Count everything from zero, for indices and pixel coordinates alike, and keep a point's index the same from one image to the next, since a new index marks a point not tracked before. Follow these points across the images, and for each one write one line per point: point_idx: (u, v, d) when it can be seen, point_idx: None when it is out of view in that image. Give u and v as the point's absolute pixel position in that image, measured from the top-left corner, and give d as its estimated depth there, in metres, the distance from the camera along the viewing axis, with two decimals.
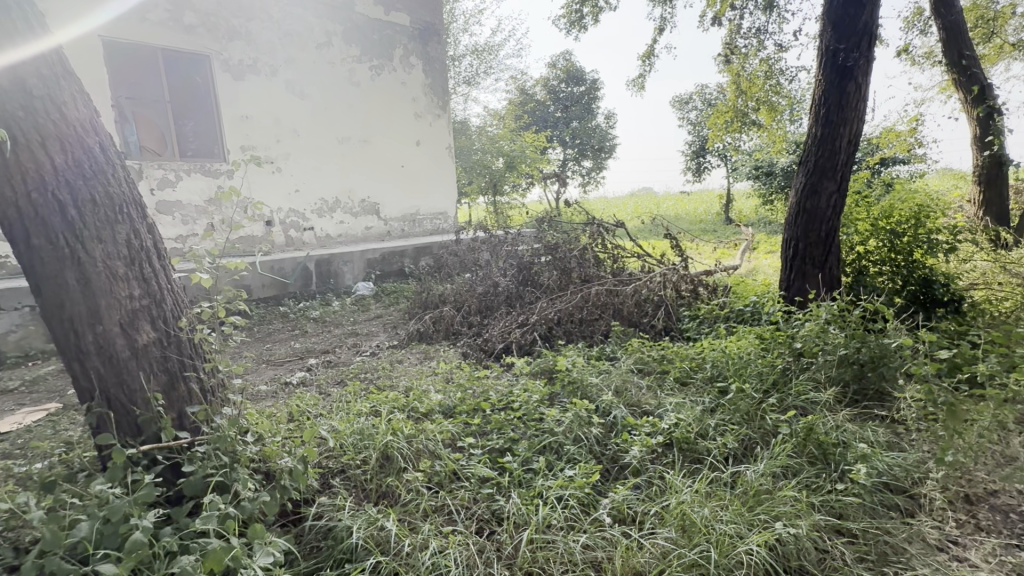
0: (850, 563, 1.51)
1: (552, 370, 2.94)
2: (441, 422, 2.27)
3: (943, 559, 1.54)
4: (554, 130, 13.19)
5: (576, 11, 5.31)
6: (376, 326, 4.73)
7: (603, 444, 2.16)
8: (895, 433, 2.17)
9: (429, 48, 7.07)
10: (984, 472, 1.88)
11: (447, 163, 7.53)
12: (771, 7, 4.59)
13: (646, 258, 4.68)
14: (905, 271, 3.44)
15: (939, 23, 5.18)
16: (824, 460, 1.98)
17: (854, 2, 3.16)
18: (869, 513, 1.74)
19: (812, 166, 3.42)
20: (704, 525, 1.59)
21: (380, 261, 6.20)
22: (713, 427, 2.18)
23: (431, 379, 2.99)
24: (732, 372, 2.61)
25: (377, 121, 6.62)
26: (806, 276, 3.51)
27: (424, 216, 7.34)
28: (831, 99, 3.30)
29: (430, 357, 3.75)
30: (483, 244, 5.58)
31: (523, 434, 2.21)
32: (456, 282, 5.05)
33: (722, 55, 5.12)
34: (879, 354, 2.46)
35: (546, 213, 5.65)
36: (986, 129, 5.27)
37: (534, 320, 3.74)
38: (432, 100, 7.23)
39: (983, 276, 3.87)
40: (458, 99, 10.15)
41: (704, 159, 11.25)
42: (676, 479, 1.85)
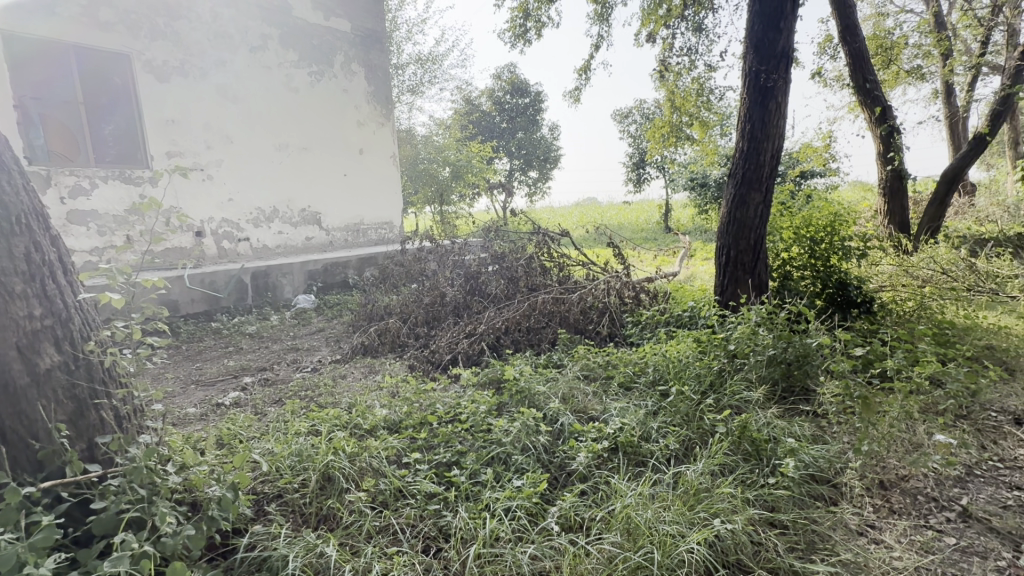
0: (782, 554, 1.59)
1: (500, 380, 2.92)
2: (385, 438, 2.19)
3: (863, 543, 1.66)
4: (500, 140, 13.31)
5: (519, 25, 5.41)
6: (318, 340, 4.54)
7: (551, 452, 2.17)
8: (819, 427, 2.33)
9: (372, 55, 6.94)
10: (896, 459, 2.06)
11: (392, 172, 7.39)
12: (700, 29, 4.87)
13: (591, 266, 4.79)
14: (824, 275, 3.71)
15: (846, 50, 5.69)
16: (757, 455, 2.08)
17: (772, 27, 3.41)
18: (798, 504, 1.84)
19: (740, 178, 3.64)
20: (648, 527, 1.62)
21: (322, 273, 5.97)
22: (655, 430, 2.24)
23: (376, 394, 2.90)
24: (673, 375, 2.70)
25: (317, 128, 6.40)
26: (738, 281, 3.71)
27: (368, 226, 7.16)
28: (755, 116, 3.53)
29: (375, 371, 3.64)
30: (429, 254, 5.51)
31: (471, 446, 2.18)
32: (402, 294, 4.95)
33: (657, 72, 5.36)
34: (803, 353, 2.64)
35: (493, 223, 5.67)
36: (888, 146, 5.82)
37: (482, 330, 3.72)
38: (375, 108, 7.09)
39: (890, 278, 4.26)
40: (403, 108, 10.03)
41: (643, 171, 11.72)
42: (620, 483, 1.88)
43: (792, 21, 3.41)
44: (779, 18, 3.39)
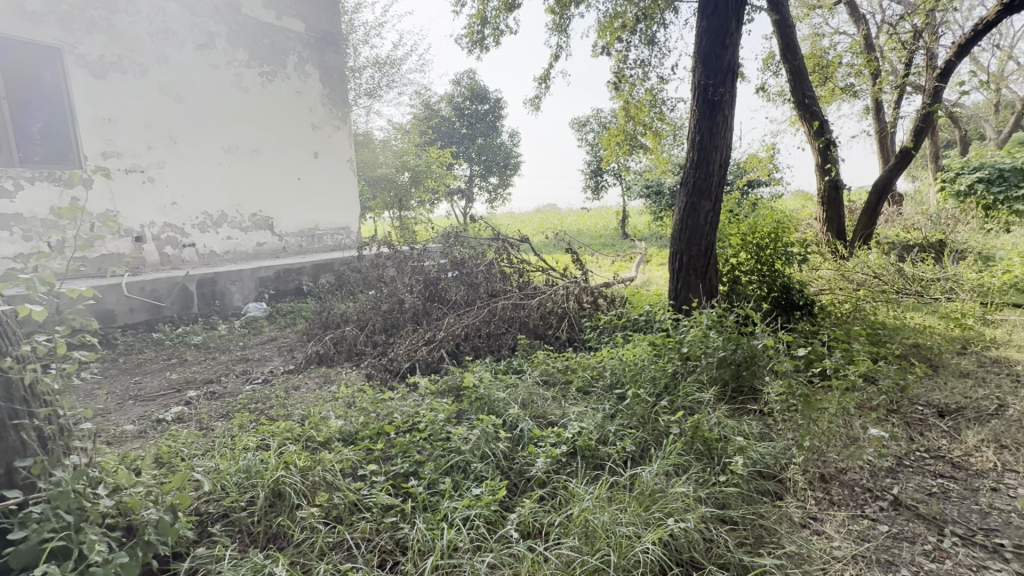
0: (731, 549, 1.65)
1: (459, 387, 2.89)
2: (340, 450, 2.12)
3: (806, 535, 1.74)
4: (459, 146, 13.30)
5: (477, 31, 5.43)
6: (270, 350, 4.36)
7: (510, 458, 2.17)
8: (766, 425, 2.43)
9: (327, 56, 6.78)
10: (836, 453, 2.19)
11: (348, 176, 7.23)
12: (653, 43, 5.04)
13: (550, 272, 4.83)
14: (770, 279, 3.90)
15: (786, 66, 6.04)
16: (709, 454, 2.15)
17: (719, 43, 3.57)
18: (747, 500, 1.91)
19: (691, 186, 3.78)
20: (604, 530, 1.64)
21: (275, 280, 5.75)
22: (612, 433, 2.28)
23: (332, 404, 2.81)
24: (629, 378, 2.76)
25: (268, 130, 6.18)
26: (691, 286, 3.85)
27: (324, 231, 6.96)
28: (704, 128, 3.68)
29: (330, 381, 3.53)
30: (387, 260, 5.42)
31: (429, 455, 2.15)
32: (359, 301, 4.83)
33: (613, 82, 5.51)
34: (751, 354, 2.76)
35: (453, 229, 5.66)
36: (825, 158, 6.20)
37: (442, 337, 3.68)
38: (331, 111, 6.92)
39: (829, 282, 4.52)
40: (360, 112, 9.84)
41: (601, 178, 11.97)
42: (578, 487, 1.90)
43: (737, 38, 3.58)
44: (725, 35, 3.55)
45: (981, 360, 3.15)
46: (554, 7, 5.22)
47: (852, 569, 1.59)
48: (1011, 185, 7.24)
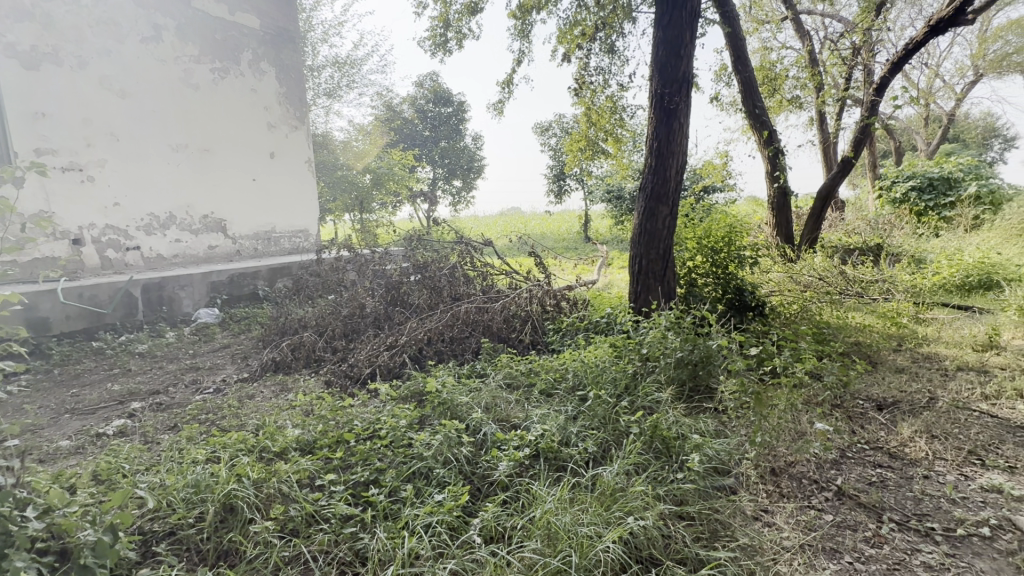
0: (689, 544, 1.70)
1: (422, 393, 2.86)
2: (296, 460, 2.05)
3: (757, 527, 1.82)
4: (422, 149, 13.19)
5: (439, 34, 5.40)
6: (222, 357, 4.17)
7: (473, 463, 2.16)
8: (721, 422, 2.52)
9: (283, 54, 6.58)
10: (785, 447, 2.29)
11: (307, 178, 7.04)
12: (613, 51, 5.15)
13: (513, 275, 4.85)
14: (724, 282, 4.05)
15: (738, 78, 6.32)
16: (667, 453, 2.21)
17: (674, 53, 3.69)
18: (703, 496, 1.97)
19: (649, 192, 3.88)
20: (566, 531, 1.65)
21: (228, 284, 5.51)
22: (574, 434, 2.30)
23: (288, 413, 2.71)
24: (591, 380, 2.80)
25: (220, 128, 5.94)
26: (650, 289, 3.95)
27: (280, 234, 6.74)
28: (661, 135, 3.79)
29: (287, 389, 3.41)
30: (348, 263, 5.30)
31: (390, 462, 2.11)
32: (318, 305, 4.70)
33: (574, 88, 5.60)
34: (707, 354, 2.86)
35: (415, 232, 5.61)
36: (774, 166, 6.50)
37: (404, 342, 3.62)
38: (288, 110, 6.72)
39: (779, 284, 4.74)
40: (319, 112, 9.60)
41: (564, 183, 12.13)
42: (540, 489, 1.91)
43: (691, 49, 3.70)
44: (679, 45, 3.67)
45: (914, 356, 3.38)
46: (516, 13, 5.25)
47: (800, 559, 1.67)
48: (939, 193, 7.82)
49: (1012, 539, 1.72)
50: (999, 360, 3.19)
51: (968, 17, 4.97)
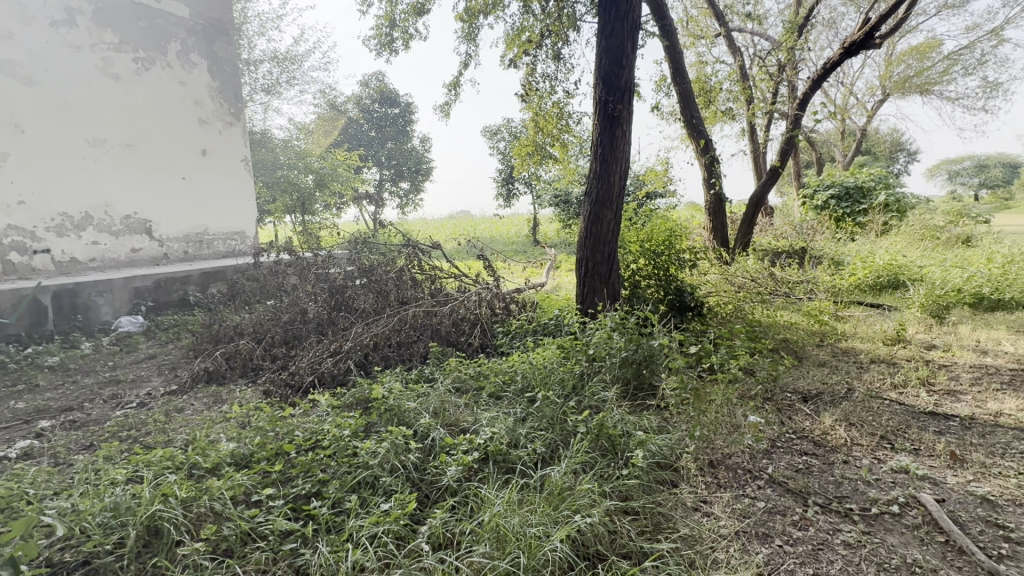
0: (634, 538, 1.75)
1: (368, 400, 2.77)
2: (230, 475, 1.93)
3: (697, 518, 1.90)
4: (368, 149, 12.89)
5: (385, 33, 5.29)
6: (148, 369, 3.86)
7: (421, 469, 2.12)
8: (663, 418, 2.62)
9: (215, 46, 6.23)
10: (722, 440, 2.42)
11: (243, 177, 6.69)
12: (559, 58, 5.25)
13: (462, 279, 4.84)
14: (665, 283, 4.22)
15: (677, 89, 6.62)
16: (613, 450, 2.26)
17: (617, 63, 3.80)
18: (647, 490, 2.04)
19: (595, 196, 3.98)
20: (515, 533, 1.65)
21: (154, 290, 5.13)
22: (523, 435, 2.32)
23: (222, 426, 2.55)
24: (539, 382, 2.84)
25: (145, 122, 5.52)
26: (596, 291, 4.04)
27: (214, 236, 6.36)
28: (605, 141, 3.90)
29: (222, 401, 3.21)
30: (288, 267, 5.08)
31: (334, 473, 2.03)
32: (256, 311, 4.47)
33: (522, 93, 5.66)
34: (650, 353, 2.97)
35: (361, 235, 5.46)
36: (710, 173, 6.85)
37: (349, 347, 3.51)
38: (221, 105, 6.36)
39: (716, 285, 5.01)
40: (256, 108, 9.14)
41: (512, 186, 12.23)
42: (488, 493, 1.90)
43: (632, 59, 3.84)
44: (621, 55, 3.80)
45: (834, 350, 3.66)
46: (463, 16, 5.25)
47: (735, 545, 1.76)
48: (854, 202, 8.55)
49: (917, 514, 1.89)
50: (905, 353, 3.53)
51: (876, 41, 5.46)
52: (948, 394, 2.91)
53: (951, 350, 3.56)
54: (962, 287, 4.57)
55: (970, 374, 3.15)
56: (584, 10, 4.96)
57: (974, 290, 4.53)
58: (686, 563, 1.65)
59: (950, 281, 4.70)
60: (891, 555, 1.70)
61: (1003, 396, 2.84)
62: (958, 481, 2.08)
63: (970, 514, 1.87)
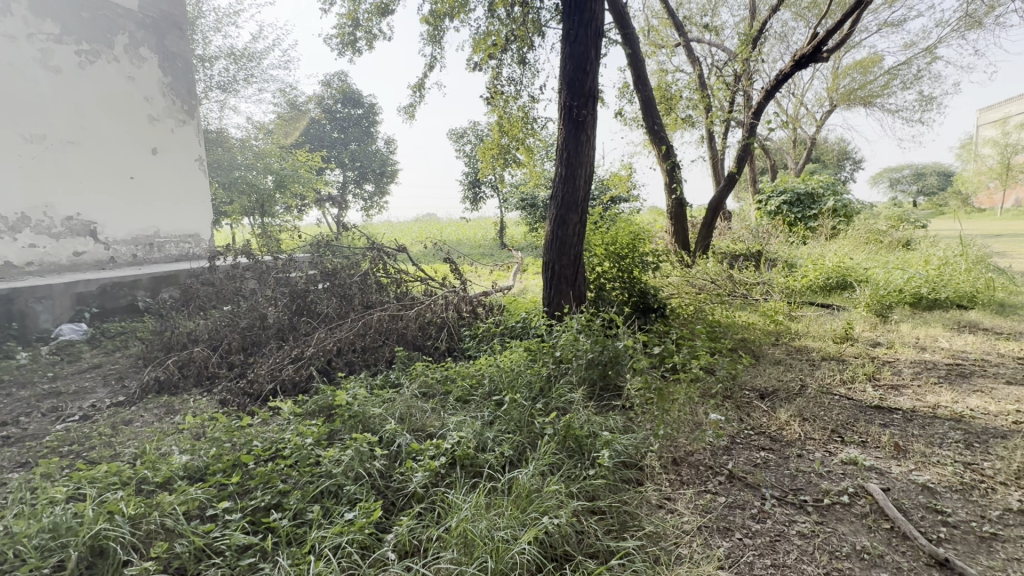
0: (600, 537, 1.77)
1: (331, 407, 2.70)
2: (183, 489, 1.84)
3: (661, 515, 1.94)
4: (331, 151, 12.61)
5: (348, 33, 5.20)
6: (92, 380, 3.63)
7: (387, 476, 2.08)
8: (629, 418, 2.67)
9: (166, 41, 5.96)
10: (685, 438, 2.48)
11: (197, 178, 6.42)
12: (525, 63, 5.29)
13: (429, 282, 4.80)
14: (629, 285, 4.32)
15: (639, 96, 6.78)
16: (580, 451, 2.29)
17: (581, 69, 3.86)
18: (613, 490, 2.07)
19: (560, 200, 4.03)
20: (482, 537, 1.64)
21: (99, 295, 4.84)
22: (491, 439, 2.31)
23: (174, 438, 2.42)
24: (506, 385, 2.84)
25: (89, 119, 5.22)
26: (562, 293, 4.09)
27: (166, 239, 6.06)
28: (570, 146, 3.96)
29: (174, 411, 3.06)
30: (247, 271, 4.91)
31: (295, 483, 1.97)
32: (212, 317, 4.28)
33: (488, 96, 5.68)
34: (615, 354, 3.04)
35: (323, 237, 5.35)
36: (672, 179, 6.99)
37: (311, 353, 3.40)
38: (173, 102, 6.09)
39: (678, 287, 5.16)
40: (212, 106, 8.79)
41: (479, 190, 12.23)
42: (455, 498, 1.89)
43: (595, 66, 3.90)
44: (586, 62, 3.85)
45: (788, 349, 3.83)
46: (429, 18, 5.23)
47: (697, 540, 1.80)
48: (805, 207, 8.98)
49: (865, 503, 1.99)
50: (853, 351, 3.72)
51: (824, 55, 5.76)
52: (892, 388, 3.09)
53: (894, 346, 3.78)
54: (903, 287, 4.88)
55: (911, 369, 3.36)
56: (549, 16, 5.03)
57: (913, 290, 4.84)
58: (651, 560, 1.68)
59: (892, 282, 5.00)
60: (843, 544, 1.78)
61: (940, 389, 3.04)
62: (902, 471, 2.21)
63: (912, 501, 1.99)
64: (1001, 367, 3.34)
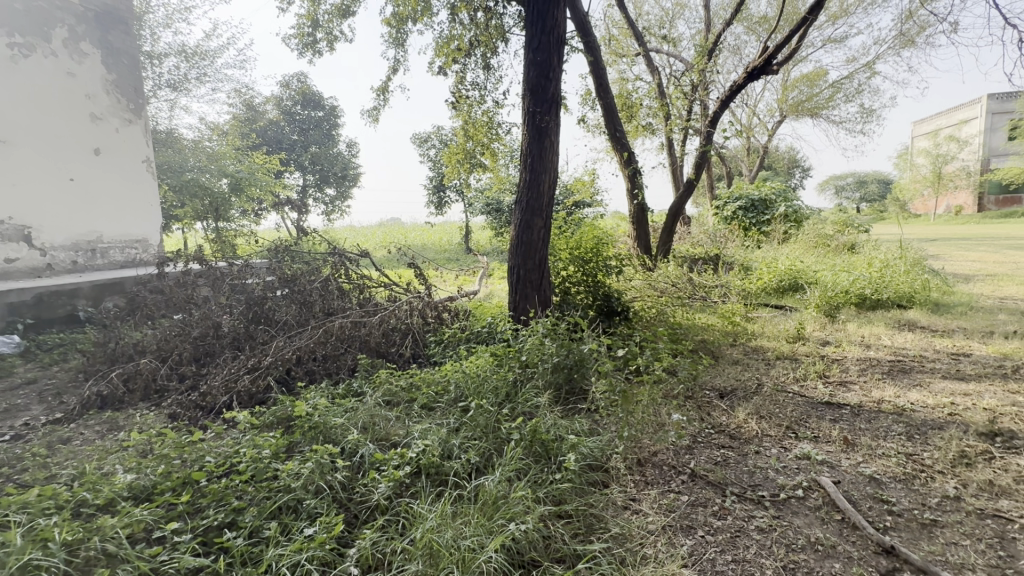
0: (567, 541, 1.77)
1: (290, 418, 2.60)
2: (127, 511, 1.72)
3: (627, 516, 1.96)
4: (290, 153, 12.25)
5: (308, 33, 5.08)
6: (26, 396, 3.37)
7: (349, 489, 2.02)
8: (594, 420, 2.70)
9: (109, 36, 5.65)
10: (649, 439, 2.53)
11: (145, 181, 6.10)
12: (489, 68, 5.31)
13: (392, 288, 4.72)
14: (594, 289, 4.38)
15: (602, 103, 6.91)
16: (546, 455, 2.29)
17: (544, 75, 3.90)
18: (579, 493, 2.08)
19: (525, 205, 4.05)
20: (448, 547, 1.61)
21: (34, 305, 4.51)
22: (456, 446, 2.28)
23: (118, 457, 2.26)
24: (472, 391, 2.81)
25: (23, 116, 4.88)
26: (527, 298, 4.10)
27: (110, 244, 5.72)
28: (534, 152, 3.98)
29: (119, 428, 2.88)
30: (200, 278, 4.68)
31: (251, 500, 1.88)
32: (160, 327, 4.06)
33: (452, 100, 5.65)
34: (580, 358, 3.08)
35: (282, 242, 5.17)
36: (633, 184, 7.15)
37: (269, 363, 3.26)
38: (117, 100, 5.77)
39: (641, 290, 5.27)
40: (161, 106, 8.38)
41: (443, 194, 12.17)
42: (420, 508, 1.85)
43: (558, 72, 3.95)
44: (548, 68, 3.89)
45: (745, 349, 3.97)
46: (391, 21, 5.17)
47: (662, 539, 1.83)
48: (759, 212, 9.38)
49: (818, 496, 2.08)
50: (805, 350, 3.89)
51: (774, 68, 6.03)
52: (841, 384, 3.25)
53: (842, 345, 3.99)
54: (849, 287, 5.16)
55: (857, 366, 3.54)
56: (512, 23, 5.07)
57: (858, 290, 5.12)
58: (617, 562, 1.69)
59: (839, 283, 5.27)
60: (798, 536, 1.84)
61: (884, 384, 3.22)
62: (851, 463, 2.32)
63: (861, 492, 2.09)
64: (937, 362, 3.58)
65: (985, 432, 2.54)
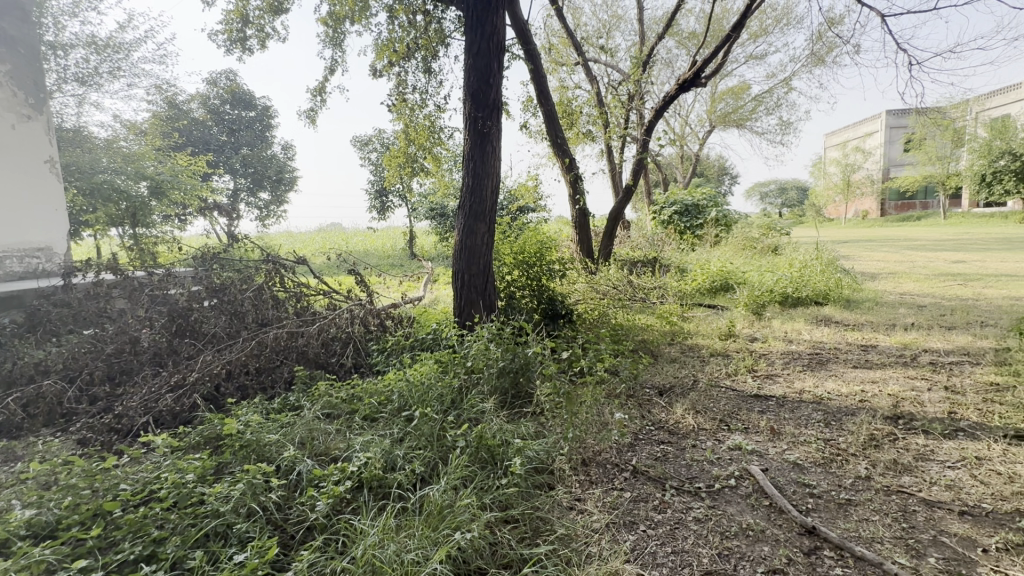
0: (513, 546, 1.77)
1: (219, 437, 2.44)
2: (24, 552, 1.53)
3: (572, 515, 1.99)
4: (218, 155, 11.57)
5: (236, 29, 4.81)
6: None
7: (284, 509, 1.92)
8: (540, 423, 2.73)
9: (2, 23, 5.10)
10: (593, 440, 2.58)
11: (48, 182, 5.55)
12: (430, 72, 5.25)
13: (332, 296, 4.56)
14: (538, 293, 4.43)
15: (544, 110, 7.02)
16: (492, 460, 2.28)
17: (484, 81, 3.91)
18: (525, 496, 2.09)
19: (468, 210, 4.03)
20: (391, 563, 1.56)
21: None
22: (400, 457, 2.22)
23: (13, 491, 2.02)
24: (416, 400, 2.74)
25: None
26: (472, 303, 4.08)
27: (6, 253, 5.08)
28: (477, 157, 3.98)
29: (16, 458, 2.56)
30: (115, 289, 4.28)
31: (174, 528, 1.74)
32: (67, 344, 3.68)
33: (392, 103, 5.56)
34: (525, 361, 3.10)
35: (209, 249, 4.86)
36: (575, 189, 7.30)
37: (195, 380, 3.03)
38: (13, 94, 5.19)
39: (584, 292, 5.40)
40: (67, 101, 7.64)
41: (386, 199, 11.92)
42: (362, 523, 1.78)
43: (499, 79, 3.97)
44: (488, 74, 3.90)
45: (682, 347, 4.16)
46: (328, 20, 5.00)
47: (605, 537, 1.87)
48: (692, 216, 9.88)
49: (748, 484, 2.20)
50: (736, 346, 4.13)
51: (703, 81, 6.39)
52: (767, 377, 3.48)
53: (768, 340, 4.27)
54: (773, 287, 5.55)
55: (781, 359, 3.81)
56: (452, 27, 5.06)
57: (781, 289, 5.52)
58: (563, 563, 1.70)
59: (764, 283, 5.66)
60: (731, 523, 1.95)
61: (804, 375, 3.48)
62: (777, 451, 2.48)
63: (786, 478, 2.23)
64: (850, 353, 3.92)
65: (890, 416, 2.80)
